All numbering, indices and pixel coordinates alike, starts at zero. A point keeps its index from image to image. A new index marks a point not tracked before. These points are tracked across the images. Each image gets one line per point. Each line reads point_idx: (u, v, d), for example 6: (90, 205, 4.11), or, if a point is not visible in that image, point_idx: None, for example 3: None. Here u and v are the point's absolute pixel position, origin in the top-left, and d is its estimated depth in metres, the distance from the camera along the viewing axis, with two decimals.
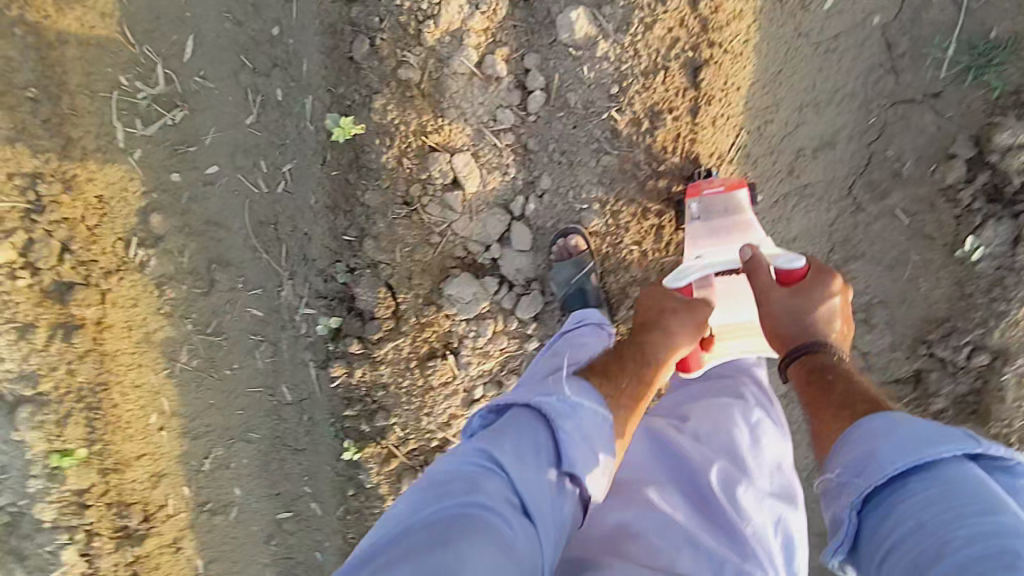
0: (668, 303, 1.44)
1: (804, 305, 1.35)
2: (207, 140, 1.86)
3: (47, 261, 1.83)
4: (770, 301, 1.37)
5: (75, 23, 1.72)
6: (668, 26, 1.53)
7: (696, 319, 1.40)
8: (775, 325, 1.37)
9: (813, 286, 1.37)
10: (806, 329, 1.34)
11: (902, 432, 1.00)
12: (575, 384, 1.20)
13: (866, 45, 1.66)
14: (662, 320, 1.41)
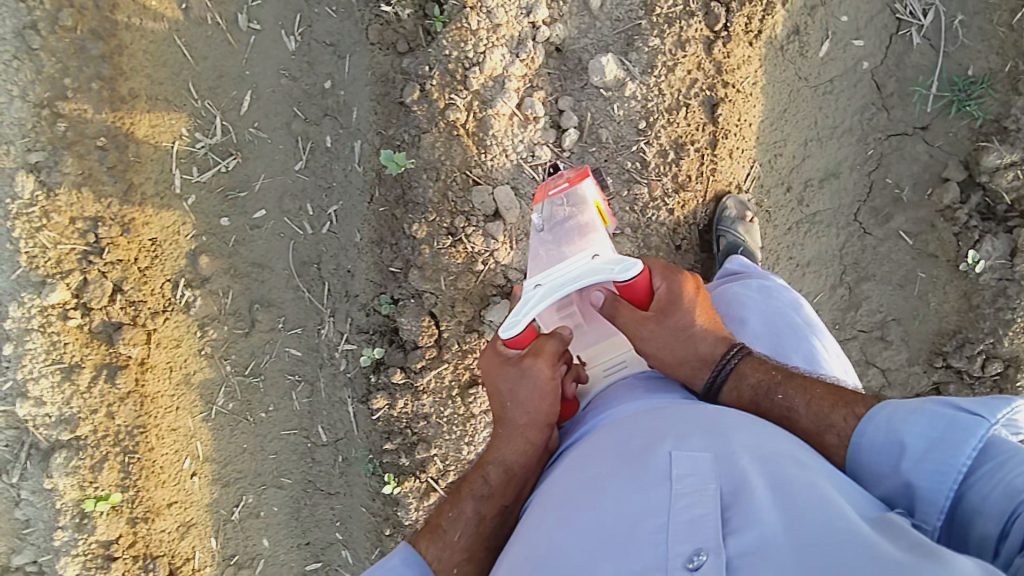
0: (507, 386, 1.28)
1: (676, 324, 1.30)
2: (256, 186, 1.98)
3: (100, 301, 1.89)
4: (642, 346, 1.30)
5: (146, 80, 1.86)
6: (687, 68, 1.72)
7: (532, 383, 1.26)
8: (660, 358, 1.30)
9: (669, 299, 1.32)
10: (692, 346, 1.31)
11: (911, 435, 1.02)
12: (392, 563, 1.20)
13: (858, 87, 1.87)
14: (505, 413, 1.29)
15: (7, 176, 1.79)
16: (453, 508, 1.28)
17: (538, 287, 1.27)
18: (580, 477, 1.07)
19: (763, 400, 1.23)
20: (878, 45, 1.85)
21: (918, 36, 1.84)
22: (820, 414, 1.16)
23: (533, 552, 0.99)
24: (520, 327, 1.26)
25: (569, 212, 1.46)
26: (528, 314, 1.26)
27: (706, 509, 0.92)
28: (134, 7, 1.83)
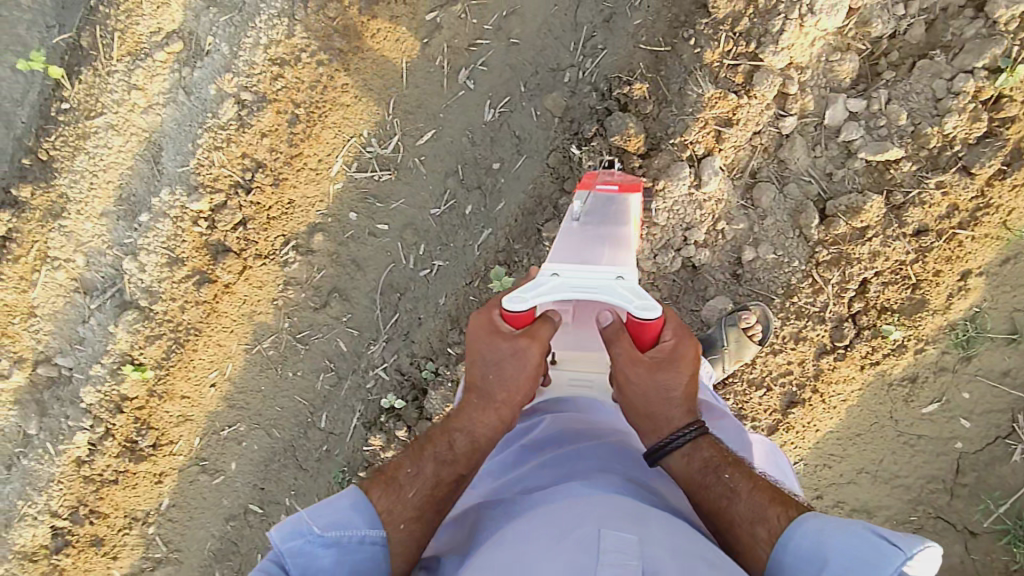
0: (493, 356, 1.33)
1: (660, 379, 1.33)
2: (393, 205, 2.17)
3: (225, 226, 2.17)
4: (627, 382, 1.34)
5: (361, 82, 2.06)
6: (789, 359, 1.73)
7: (519, 371, 1.33)
8: (634, 402, 1.34)
9: (667, 352, 1.34)
10: (665, 406, 1.34)
11: (834, 555, 1.14)
12: (340, 504, 1.30)
13: (939, 457, 1.82)
14: (484, 383, 1.36)
15: (220, 97, 2.08)
16: (412, 465, 1.38)
17: (553, 276, 1.28)
18: (515, 540, 1.12)
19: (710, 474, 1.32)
20: (981, 436, 1.80)
21: (1022, 454, 1.76)
22: (758, 505, 1.26)
23: None
24: (524, 306, 1.29)
25: (608, 212, 1.55)
26: (534, 297, 1.29)
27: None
28: (387, 24, 2.03)
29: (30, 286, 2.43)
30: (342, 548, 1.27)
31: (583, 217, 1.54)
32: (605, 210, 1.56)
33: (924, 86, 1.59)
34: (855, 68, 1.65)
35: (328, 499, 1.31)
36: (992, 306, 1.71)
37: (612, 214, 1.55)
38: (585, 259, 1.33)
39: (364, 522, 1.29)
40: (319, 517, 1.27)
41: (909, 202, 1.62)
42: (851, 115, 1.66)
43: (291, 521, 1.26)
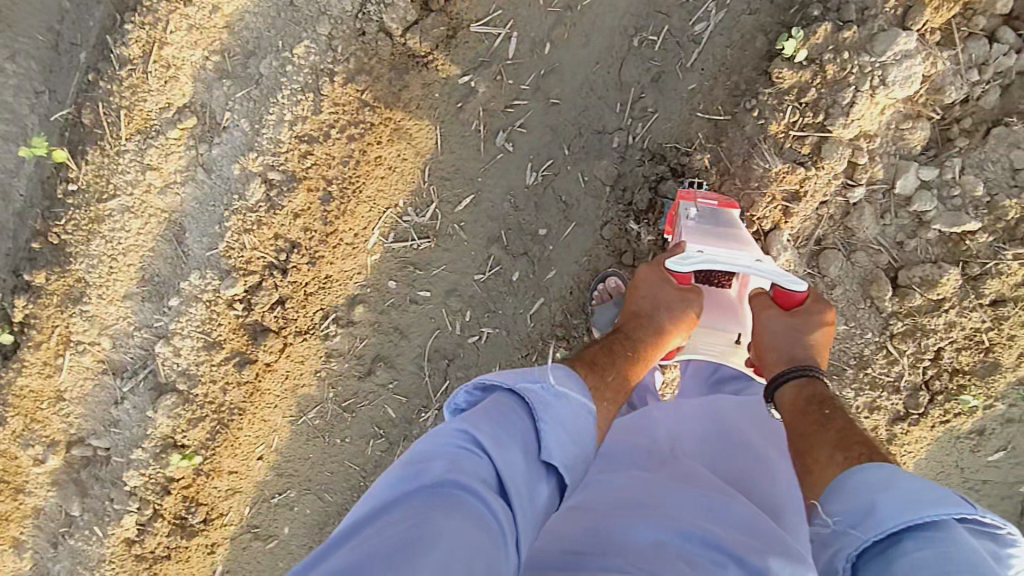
0: (662, 298, 1.50)
1: (793, 322, 1.45)
2: (434, 271, 2.05)
3: (261, 306, 2.06)
4: (765, 318, 1.47)
5: (395, 153, 1.96)
6: (860, 426, 1.75)
7: (681, 316, 1.49)
8: (763, 338, 1.46)
9: (808, 307, 1.47)
10: (796, 349, 1.43)
11: (896, 484, 0.98)
12: (554, 373, 1.15)
13: (1005, 501, 1.84)
14: (652, 315, 1.47)
15: (244, 177, 1.97)
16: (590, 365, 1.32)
17: (700, 253, 1.48)
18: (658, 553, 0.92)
19: (814, 406, 1.28)
20: None
21: None
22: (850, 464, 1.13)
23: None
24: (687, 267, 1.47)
25: (716, 220, 1.62)
26: (693, 262, 1.47)
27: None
28: (417, 91, 1.93)
29: (54, 371, 2.20)
30: (570, 406, 1.10)
31: (697, 219, 1.61)
32: (712, 218, 1.62)
33: (1001, 155, 1.56)
34: (926, 135, 1.61)
35: (546, 367, 1.17)
36: None
37: (721, 222, 1.62)
38: (720, 243, 1.51)
39: (567, 415, 1.09)
40: (484, 423, 1.02)
41: (985, 273, 1.59)
42: (922, 183, 1.62)
43: (458, 419, 1.02)
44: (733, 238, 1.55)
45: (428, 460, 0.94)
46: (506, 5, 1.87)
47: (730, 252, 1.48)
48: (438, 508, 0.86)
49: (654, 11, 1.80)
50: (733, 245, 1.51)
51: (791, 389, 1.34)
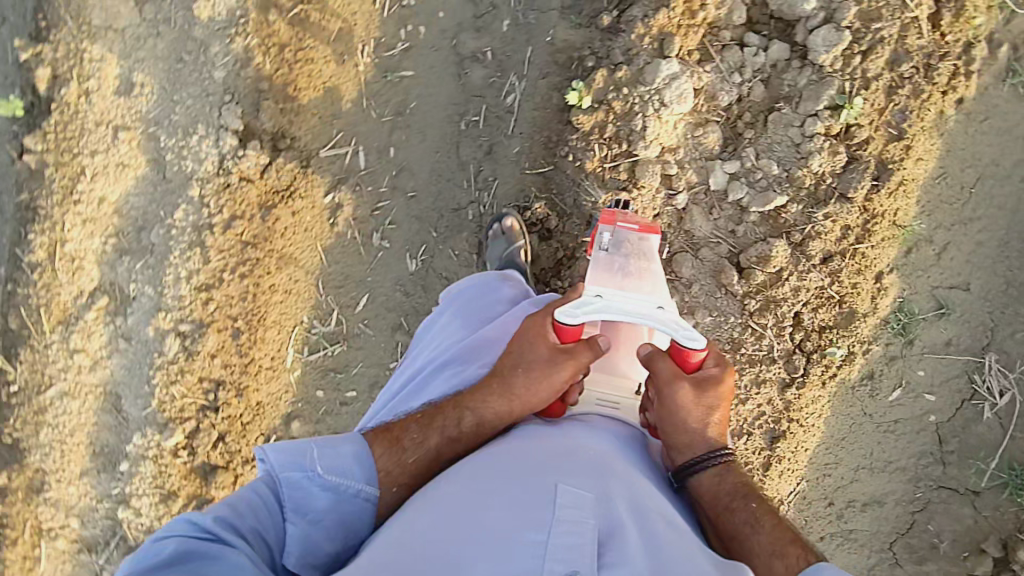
0: (531, 357, 1.41)
1: (703, 397, 1.39)
2: (353, 370, 2.20)
3: (203, 447, 2.18)
4: (669, 394, 1.38)
5: (286, 277, 2.15)
6: (758, 403, 1.91)
7: (552, 380, 1.38)
8: (669, 418, 1.38)
9: (708, 376, 1.42)
10: (701, 428, 1.39)
11: None
12: (332, 454, 1.29)
13: (921, 434, 1.96)
14: (510, 376, 1.40)
15: (160, 336, 2.15)
16: (420, 430, 1.38)
17: (596, 299, 1.37)
18: (468, 497, 1.12)
19: (738, 500, 1.32)
20: (950, 402, 1.94)
21: (991, 410, 1.91)
22: (780, 541, 1.25)
23: (415, 543, 1.04)
24: (574, 321, 1.37)
25: (634, 250, 1.53)
26: (585, 313, 1.36)
27: (588, 540, 1.01)
28: (290, 220, 2.11)
29: (35, 563, 2.31)
30: (336, 496, 1.26)
31: (609, 250, 1.54)
32: (628, 249, 1.54)
33: (783, 136, 1.77)
34: (719, 136, 1.82)
35: (330, 444, 1.30)
36: (911, 293, 1.88)
37: (638, 252, 1.54)
38: (623, 288, 1.40)
39: (329, 505, 1.25)
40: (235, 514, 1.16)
41: (807, 237, 1.80)
42: (730, 175, 1.82)
43: (203, 508, 1.15)
44: (633, 276, 1.47)
45: (173, 542, 1.07)
46: (346, 127, 2.10)
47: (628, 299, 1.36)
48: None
49: (469, 96, 2.04)
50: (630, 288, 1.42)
51: (710, 482, 1.35)
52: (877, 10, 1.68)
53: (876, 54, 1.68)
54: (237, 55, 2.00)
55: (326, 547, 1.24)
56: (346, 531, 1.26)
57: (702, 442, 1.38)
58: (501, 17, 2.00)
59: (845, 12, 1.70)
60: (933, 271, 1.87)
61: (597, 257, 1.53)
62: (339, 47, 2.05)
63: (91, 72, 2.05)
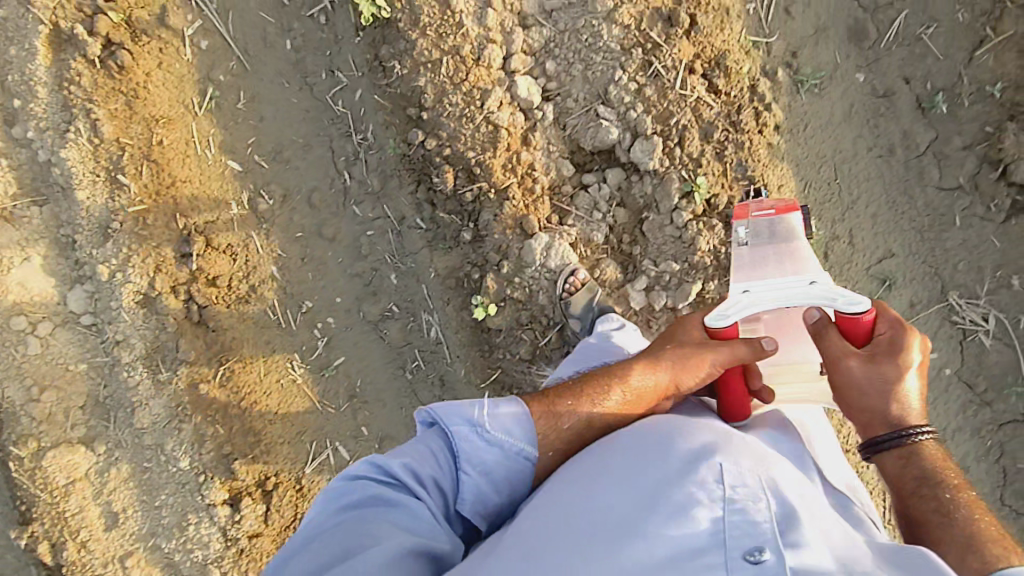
0: (687, 337, 1.51)
1: (881, 369, 1.36)
2: None
3: None
4: (844, 368, 1.37)
5: None
6: None
7: (698, 355, 1.44)
8: (847, 392, 1.39)
9: (889, 345, 1.37)
10: (884, 402, 1.37)
11: None
12: (499, 413, 1.34)
13: (951, 390, 1.99)
14: (659, 354, 1.49)
15: None
16: (573, 396, 1.44)
17: (745, 292, 1.39)
18: (631, 474, 1.20)
19: (927, 486, 1.31)
20: (954, 351, 1.97)
21: (988, 338, 1.94)
22: (972, 529, 1.22)
23: (584, 520, 1.13)
24: (724, 321, 1.41)
25: (777, 234, 1.53)
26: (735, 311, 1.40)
27: (763, 522, 1.08)
28: None
29: None
30: (504, 452, 1.33)
31: (751, 239, 1.55)
32: (773, 234, 1.54)
33: (665, 237, 1.89)
34: (615, 265, 1.95)
35: (493, 404, 1.36)
36: (854, 288, 1.98)
37: (782, 236, 1.54)
38: (770, 274, 1.43)
39: (497, 458, 1.33)
40: (414, 464, 1.28)
41: None
42: (646, 290, 1.93)
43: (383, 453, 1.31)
44: (784, 265, 1.46)
45: (357, 485, 1.25)
46: (315, 434, 2.18)
47: (777, 288, 1.36)
48: (373, 522, 1.18)
49: (400, 349, 2.18)
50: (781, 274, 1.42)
51: (891, 463, 1.36)
52: (667, 108, 1.85)
53: (689, 140, 1.84)
54: (191, 438, 2.08)
55: (492, 499, 1.34)
56: (512, 485, 1.35)
57: (886, 422, 1.38)
58: (386, 274, 2.15)
59: (644, 123, 1.85)
60: (858, 259, 1.97)
61: (738, 251, 1.53)
62: (271, 376, 2.15)
63: (78, 524, 2.13)
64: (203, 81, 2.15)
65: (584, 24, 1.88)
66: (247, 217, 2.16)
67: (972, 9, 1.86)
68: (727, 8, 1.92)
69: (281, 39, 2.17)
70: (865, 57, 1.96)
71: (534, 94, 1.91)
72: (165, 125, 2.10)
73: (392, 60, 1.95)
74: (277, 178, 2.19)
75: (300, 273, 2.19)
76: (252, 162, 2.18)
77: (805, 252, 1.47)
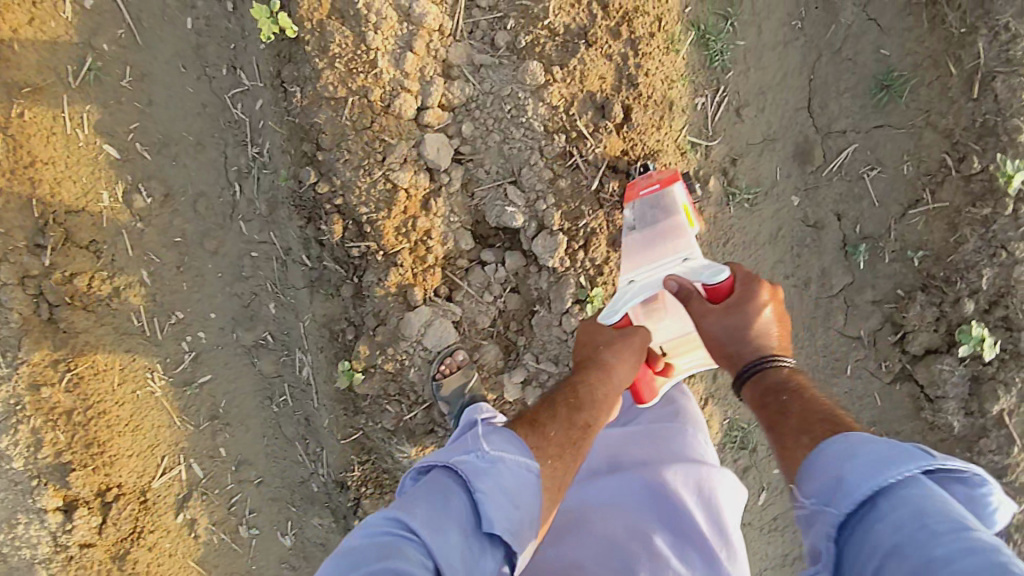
0: (607, 337, 1.51)
1: (735, 321, 1.40)
2: None
3: None
4: (705, 325, 1.42)
5: None
6: None
7: (630, 346, 1.48)
8: (710, 343, 1.43)
9: (742, 297, 1.42)
10: (744, 343, 1.40)
11: (860, 454, 1.03)
12: (492, 437, 1.20)
13: (800, 521, 2.03)
14: (595, 353, 1.48)
15: None
16: (554, 411, 1.33)
17: (631, 283, 1.59)
18: None
19: (778, 394, 1.31)
20: None
21: None
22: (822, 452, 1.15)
23: None
24: (617, 315, 1.56)
25: (660, 211, 1.62)
26: (625, 306, 1.56)
27: None
28: (150, 555, 2.07)
29: None
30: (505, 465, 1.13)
31: (637, 223, 1.65)
32: (658, 211, 1.63)
33: (550, 336, 1.81)
34: (495, 352, 1.85)
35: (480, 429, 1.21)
36: (735, 412, 1.98)
37: (664, 211, 1.62)
38: (656, 260, 1.59)
39: (506, 474, 1.12)
40: (416, 508, 1.04)
41: None
42: (523, 384, 1.85)
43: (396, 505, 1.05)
44: (664, 245, 1.59)
45: (379, 541, 0.99)
46: (170, 449, 2.08)
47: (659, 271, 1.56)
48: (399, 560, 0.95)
49: (270, 379, 2.09)
50: (664, 254, 1.58)
51: (754, 391, 1.36)
52: (578, 208, 1.71)
53: (595, 245, 1.72)
54: (26, 440, 1.94)
55: (517, 518, 1.10)
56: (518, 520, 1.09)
57: (751, 354, 1.39)
58: (265, 301, 2.03)
59: (551, 217, 1.71)
60: None
61: (629, 237, 1.66)
62: (127, 386, 2.02)
63: None
64: (82, 47, 1.86)
65: (509, 94, 1.67)
66: (118, 212, 1.94)
67: (918, 163, 1.70)
68: (672, 102, 1.71)
69: (182, 15, 1.90)
70: (805, 181, 1.80)
71: (444, 156, 1.72)
72: (30, 95, 1.84)
73: (293, 85, 1.72)
74: (159, 173, 1.95)
75: (174, 282, 2.01)
76: (132, 150, 1.93)
77: (684, 227, 1.58)
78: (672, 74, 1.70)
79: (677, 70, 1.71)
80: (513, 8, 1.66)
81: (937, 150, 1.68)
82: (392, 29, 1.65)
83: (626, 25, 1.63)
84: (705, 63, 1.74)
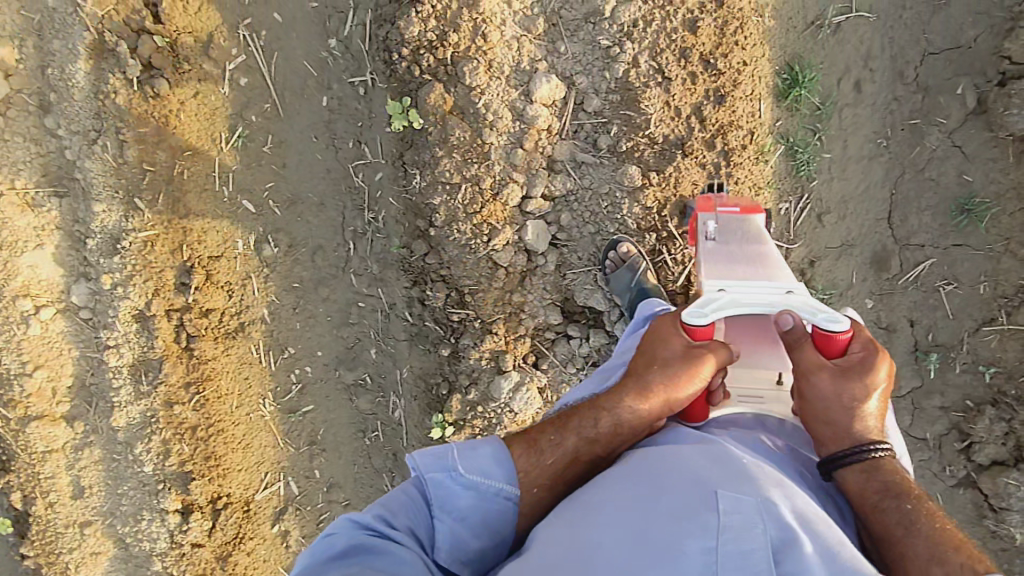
0: (665, 352, 1.38)
1: (849, 386, 1.29)
2: None
3: None
4: (813, 382, 1.31)
5: None
6: None
7: (692, 371, 1.33)
8: (812, 403, 1.31)
9: (858, 365, 1.31)
10: (849, 418, 1.28)
11: None
12: (476, 454, 1.28)
13: None
14: (644, 372, 1.37)
15: None
16: (558, 433, 1.32)
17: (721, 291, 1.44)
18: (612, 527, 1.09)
19: (890, 499, 1.20)
20: None
21: None
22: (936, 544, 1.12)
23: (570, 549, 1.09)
24: (705, 319, 1.39)
25: (742, 233, 1.67)
26: (716, 311, 1.40)
27: (755, 544, 1.02)
28: (247, 559, 2.34)
29: None
30: (478, 493, 1.25)
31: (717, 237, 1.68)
32: (736, 232, 1.68)
33: None
34: None
35: (470, 444, 1.29)
36: None
37: (745, 235, 1.67)
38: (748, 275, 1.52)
39: (473, 501, 1.25)
40: (388, 512, 1.22)
41: None
42: None
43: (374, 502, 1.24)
44: (756, 269, 1.54)
45: (347, 537, 1.16)
46: (272, 467, 2.34)
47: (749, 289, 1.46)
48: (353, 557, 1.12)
49: (365, 416, 2.34)
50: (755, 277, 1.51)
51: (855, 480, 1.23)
52: None
53: None
54: (158, 448, 2.26)
55: (472, 542, 1.25)
56: (488, 529, 1.25)
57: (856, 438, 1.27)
58: (367, 347, 2.28)
59: None
60: None
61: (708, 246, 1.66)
62: (244, 408, 2.28)
63: (48, 486, 2.33)
64: (235, 117, 2.13)
65: (606, 191, 1.87)
66: (249, 259, 2.20)
67: (995, 284, 1.80)
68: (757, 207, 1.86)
69: (319, 93, 2.15)
70: (881, 286, 1.88)
71: (542, 241, 1.90)
72: (190, 156, 2.12)
73: (413, 167, 1.94)
74: (287, 228, 2.21)
75: (290, 321, 2.26)
76: (266, 206, 2.19)
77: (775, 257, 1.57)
78: (759, 181, 1.85)
79: (765, 178, 1.86)
80: (617, 116, 1.83)
81: (1015, 274, 1.78)
82: (506, 127, 1.85)
83: (720, 137, 1.80)
84: (791, 172, 1.87)
